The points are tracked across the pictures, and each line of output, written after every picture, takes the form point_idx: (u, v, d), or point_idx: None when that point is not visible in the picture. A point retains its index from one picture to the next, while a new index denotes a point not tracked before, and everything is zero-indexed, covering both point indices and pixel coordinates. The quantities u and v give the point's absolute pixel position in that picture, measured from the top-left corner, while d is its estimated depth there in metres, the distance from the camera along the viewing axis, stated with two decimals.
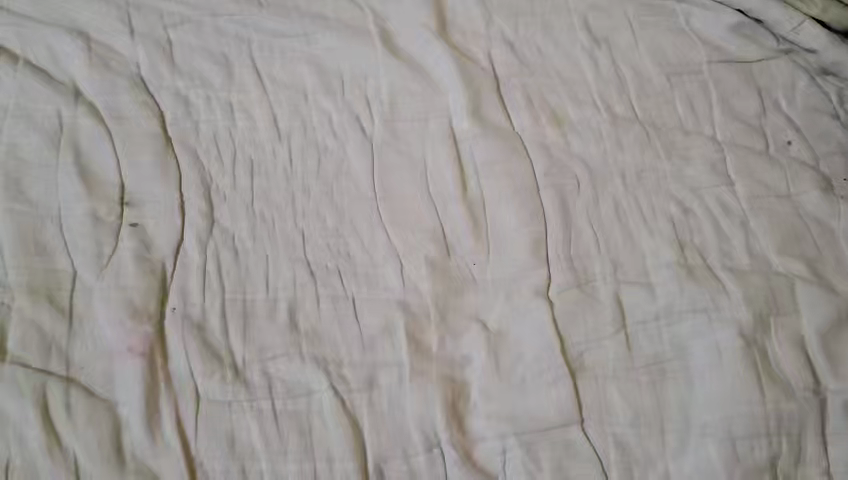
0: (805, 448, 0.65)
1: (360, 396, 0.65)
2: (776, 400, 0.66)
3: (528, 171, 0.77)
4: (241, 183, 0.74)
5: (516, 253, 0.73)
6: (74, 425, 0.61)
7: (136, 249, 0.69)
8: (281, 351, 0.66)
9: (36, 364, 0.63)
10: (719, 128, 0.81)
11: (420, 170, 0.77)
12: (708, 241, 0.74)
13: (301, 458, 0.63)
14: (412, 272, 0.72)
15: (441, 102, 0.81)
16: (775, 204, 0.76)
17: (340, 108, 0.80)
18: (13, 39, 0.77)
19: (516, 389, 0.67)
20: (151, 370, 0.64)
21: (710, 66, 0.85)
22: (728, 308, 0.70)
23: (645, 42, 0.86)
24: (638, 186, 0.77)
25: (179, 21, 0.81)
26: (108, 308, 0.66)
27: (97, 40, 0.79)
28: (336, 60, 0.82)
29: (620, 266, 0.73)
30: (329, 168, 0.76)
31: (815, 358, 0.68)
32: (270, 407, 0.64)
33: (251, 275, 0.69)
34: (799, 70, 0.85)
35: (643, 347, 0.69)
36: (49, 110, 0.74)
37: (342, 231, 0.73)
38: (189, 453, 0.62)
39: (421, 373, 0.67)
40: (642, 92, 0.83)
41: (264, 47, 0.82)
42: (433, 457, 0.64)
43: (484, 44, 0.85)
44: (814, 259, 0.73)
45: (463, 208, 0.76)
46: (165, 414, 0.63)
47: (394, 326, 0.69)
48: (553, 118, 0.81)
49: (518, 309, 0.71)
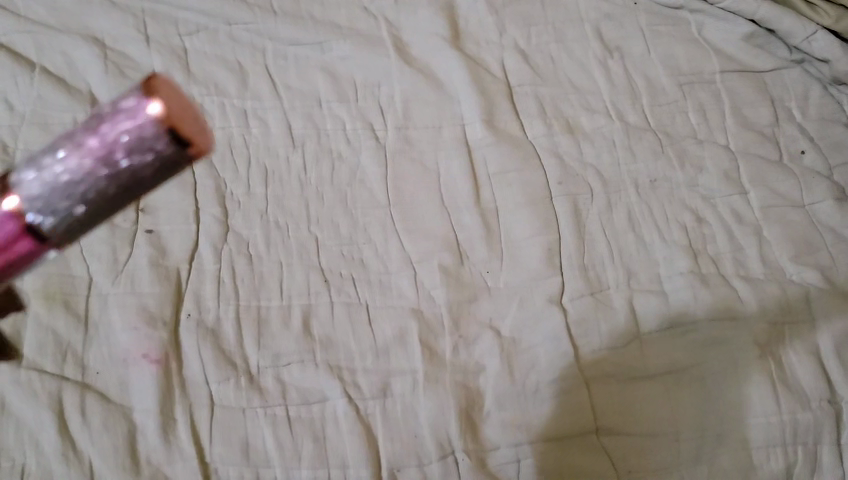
0: (822, 457, 0.64)
1: (374, 403, 0.65)
2: (792, 409, 0.65)
3: (541, 179, 0.78)
4: (258, 190, 0.75)
5: (530, 259, 0.73)
6: (90, 429, 0.59)
7: (150, 255, 0.68)
8: (296, 357, 0.66)
9: (51, 369, 0.61)
10: (732, 136, 0.83)
11: (433, 177, 0.78)
12: (721, 250, 0.75)
13: (315, 465, 0.62)
14: (426, 278, 0.72)
15: (455, 110, 0.83)
16: (788, 212, 0.77)
17: (354, 115, 0.81)
18: (29, 47, 0.77)
19: (528, 396, 0.66)
20: (166, 373, 0.63)
21: (723, 76, 0.88)
22: (741, 315, 0.70)
23: (659, 51, 0.89)
24: (651, 194, 0.78)
25: (195, 30, 0.83)
26: (125, 313, 0.65)
27: (113, 48, 0.80)
28: (349, 68, 0.84)
29: (634, 275, 0.73)
30: (344, 174, 0.77)
31: (830, 367, 0.68)
32: (284, 413, 0.63)
33: (265, 282, 0.69)
34: (811, 80, 0.88)
35: (657, 354, 0.68)
36: (65, 117, 0.73)
37: (355, 238, 0.73)
38: (204, 458, 0.60)
39: (435, 380, 0.66)
40: (654, 102, 0.85)
41: (278, 54, 0.84)
42: (447, 465, 0.63)
43: (496, 55, 0.88)
44: (829, 268, 0.73)
45: (476, 215, 0.76)
46: (180, 419, 0.61)
47: (408, 332, 0.68)
48: (565, 126, 0.82)
49: (532, 315, 0.70)
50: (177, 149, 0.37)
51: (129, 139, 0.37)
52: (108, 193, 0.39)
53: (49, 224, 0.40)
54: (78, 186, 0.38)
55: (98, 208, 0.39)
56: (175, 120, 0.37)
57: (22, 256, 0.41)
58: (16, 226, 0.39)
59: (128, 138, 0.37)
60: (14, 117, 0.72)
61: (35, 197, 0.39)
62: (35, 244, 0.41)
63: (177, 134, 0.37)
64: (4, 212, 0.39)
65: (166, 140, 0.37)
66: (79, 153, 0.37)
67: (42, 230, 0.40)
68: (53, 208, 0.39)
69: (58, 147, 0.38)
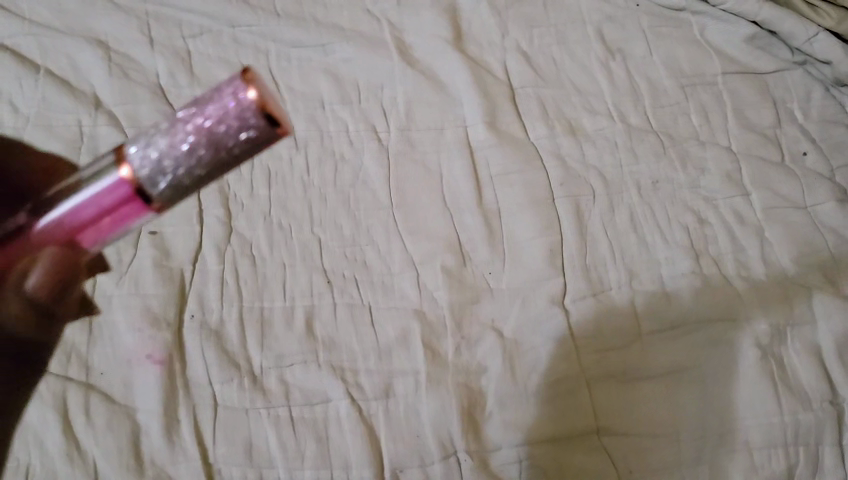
0: (824, 458, 0.65)
1: (377, 403, 0.65)
2: (794, 410, 0.66)
3: (543, 179, 0.78)
4: (261, 192, 0.75)
5: (532, 260, 0.73)
6: (94, 430, 0.59)
7: (155, 256, 0.69)
8: (299, 357, 0.66)
9: (55, 369, 0.61)
10: (733, 137, 0.83)
11: (435, 178, 0.78)
12: (723, 250, 0.75)
13: (318, 465, 0.62)
14: (428, 279, 0.72)
15: (458, 111, 0.83)
16: (790, 213, 0.77)
17: (357, 117, 0.81)
18: (33, 49, 0.78)
19: (530, 396, 0.66)
20: (169, 374, 0.63)
21: (725, 77, 0.88)
22: (744, 317, 0.70)
23: (660, 53, 0.90)
24: (653, 195, 0.78)
25: (198, 32, 0.83)
26: (129, 314, 0.65)
27: (117, 50, 0.80)
28: (352, 69, 0.84)
29: (636, 275, 0.73)
30: (346, 175, 0.77)
31: (831, 367, 0.68)
32: (287, 414, 0.64)
33: (269, 283, 0.70)
34: (813, 82, 0.88)
35: (658, 356, 0.68)
36: (69, 119, 0.74)
37: (358, 239, 0.74)
38: (207, 459, 0.61)
39: (437, 380, 0.66)
40: (656, 103, 0.85)
41: (282, 56, 0.84)
42: (449, 465, 0.63)
43: (499, 57, 0.88)
44: (830, 269, 0.74)
45: (479, 216, 0.76)
46: (183, 419, 0.62)
47: (411, 333, 0.68)
48: (568, 127, 0.83)
49: (534, 316, 0.70)
50: (270, 126, 0.40)
51: (226, 118, 0.40)
52: (203, 168, 0.41)
53: (156, 193, 0.43)
54: (179, 160, 0.41)
55: (190, 182, 0.42)
56: (268, 103, 0.41)
57: (129, 217, 0.45)
58: (128, 190, 0.43)
59: (226, 116, 0.40)
60: (19, 119, 0.72)
61: (143, 167, 0.42)
62: (142, 207, 0.44)
63: (270, 113, 0.40)
64: (121, 177, 0.43)
65: (258, 120, 0.40)
66: (184, 128, 0.41)
67: (147, 196, 0.43)
68: (158, 177, 0.42)
69: (164, 125, 0.42)
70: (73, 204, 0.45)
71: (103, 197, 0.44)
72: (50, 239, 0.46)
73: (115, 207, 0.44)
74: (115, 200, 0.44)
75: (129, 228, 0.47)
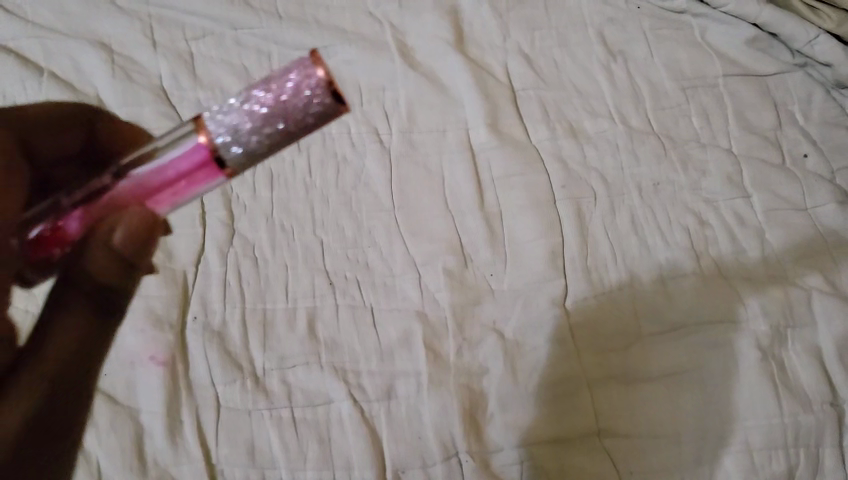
0: (824, 459, 0.65)
1: (379, 405, 0.65)
2: (795, 411, 0.66)
3: (544, 181, 0.78)
4: (263, 194, 0.76)
5: (533, 261, 0.74)
6: (97, 430, 0.60)
7: (158, 258, 0.69)
8: (301, 359, 0.66)
9: None
10: (734, 139, 0.83)
11: (437, 180, 0.79)
12: (724, 252, 0.75)
13: (320, 466, 0.62)
14: (430, 281, 0.72)
15: (459, 113, 0.83)
16: (791, 215, 0.77)
17: (359, 119, 0.81)
18: (36, 51, 0.78)
19: (531, 396, 0.66)
20: (172, 375, 0.63)
21: (726, 80, 0.88)
22: (744, 319, 0.70)
23: (661, 55, 0.90)
24: (654, 197, 0.78)
25: (201, 34, 0.84)
26: (132, 316, 0.66)
27: (120, 52, 0.80)
28: (354, 71, 0.85)
29: (637, 277, 0.73)
30: (348, 177, 0.78)
31: (832, 369, 0.68)
32: (289, 415, 0.64)
33: (270, 285, 0.70)
34: (814, 84, 0.88)
35: (658, 358, 0.69)
36: None
37: (360, 241, 0.74)
38: (210, 460, 0.61)
39: (438, 382, 0.66)
40: (657, 105, 0.86)
41: (284, 58, 0.84)
42: (451, 466, 0.63)
43: (500, 58, 0.89)
44: (832, 271, 0.74)
45: (480, 218, 0.76)
46: (186, 420, 0.62)
47: (413, 335, 0.69)
48: (569, 129, 0.83)
49: (536, 317, 0.70)
50: (336, 102, 0.42)
51: (298, 92, 0.41)
52: (275, 136, 0.43)
53: (229, 158, 0.44)
54: (253, 129, 0.43)
55: (263, 150, 0.44)
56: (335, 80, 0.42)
57: (201, 182, 0.46)
58: (203, 155, 0.44)
59: (298, 88, 0.41)
60: None
61: (219, 133, 0.43)
62: (215, 172, 0.45)
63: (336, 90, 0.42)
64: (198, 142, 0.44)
65: (325, 95, 0.41)
66: (258, 99, 0.42)
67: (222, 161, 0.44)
68: (232, 144, 0.43)
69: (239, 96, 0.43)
70: (154, 168, 0.46)
71: (179, 161, 0.45)
72: (132, 201, 0.47)
73: (190, 172, 0.45)
74: (189, 165, 0.45)
75: (200, 193, 0.48)
